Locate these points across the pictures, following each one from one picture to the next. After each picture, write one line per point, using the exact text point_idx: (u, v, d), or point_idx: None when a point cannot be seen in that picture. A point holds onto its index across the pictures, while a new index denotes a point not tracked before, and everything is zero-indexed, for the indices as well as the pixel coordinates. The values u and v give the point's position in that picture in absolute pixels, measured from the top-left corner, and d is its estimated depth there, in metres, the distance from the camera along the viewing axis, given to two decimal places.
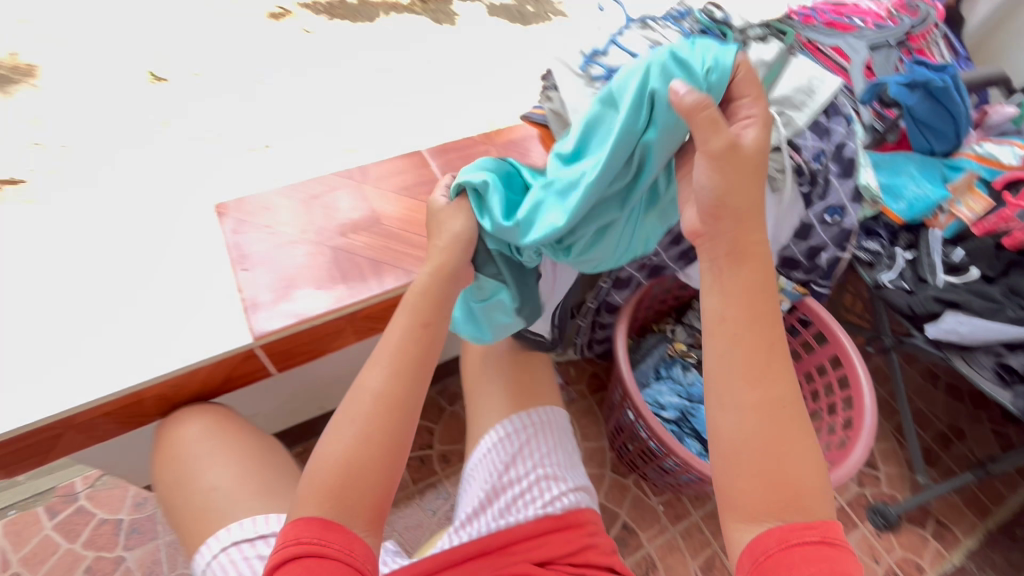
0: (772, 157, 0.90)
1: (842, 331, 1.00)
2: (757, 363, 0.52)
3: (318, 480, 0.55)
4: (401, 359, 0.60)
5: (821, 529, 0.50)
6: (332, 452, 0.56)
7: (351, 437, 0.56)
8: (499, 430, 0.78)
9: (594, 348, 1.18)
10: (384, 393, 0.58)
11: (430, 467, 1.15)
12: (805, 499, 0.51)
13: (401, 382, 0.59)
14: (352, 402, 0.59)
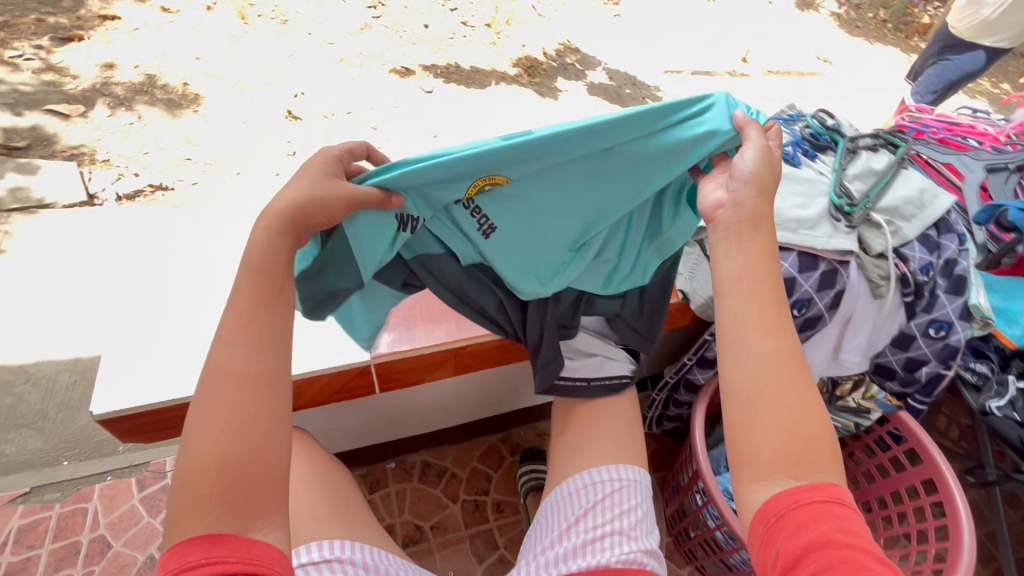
0: (877, 264, 0.90)
1: (940, 453, 0.94)
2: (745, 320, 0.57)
3: (194, 487, 0.49)
4: (262, 334, 0.55)
5: (827, 490, 0.53)
6: (213, 445, 0.50)
7: (231, 425, 0.51)
8: (569, 484, 0.78)
9: (663, 423, 1.17)
10: (260, 372, 0.54)
11: (483, 514, 1.15)
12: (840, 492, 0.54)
13: (267, 361, 0.55)
14: (213, 388, 0.53)
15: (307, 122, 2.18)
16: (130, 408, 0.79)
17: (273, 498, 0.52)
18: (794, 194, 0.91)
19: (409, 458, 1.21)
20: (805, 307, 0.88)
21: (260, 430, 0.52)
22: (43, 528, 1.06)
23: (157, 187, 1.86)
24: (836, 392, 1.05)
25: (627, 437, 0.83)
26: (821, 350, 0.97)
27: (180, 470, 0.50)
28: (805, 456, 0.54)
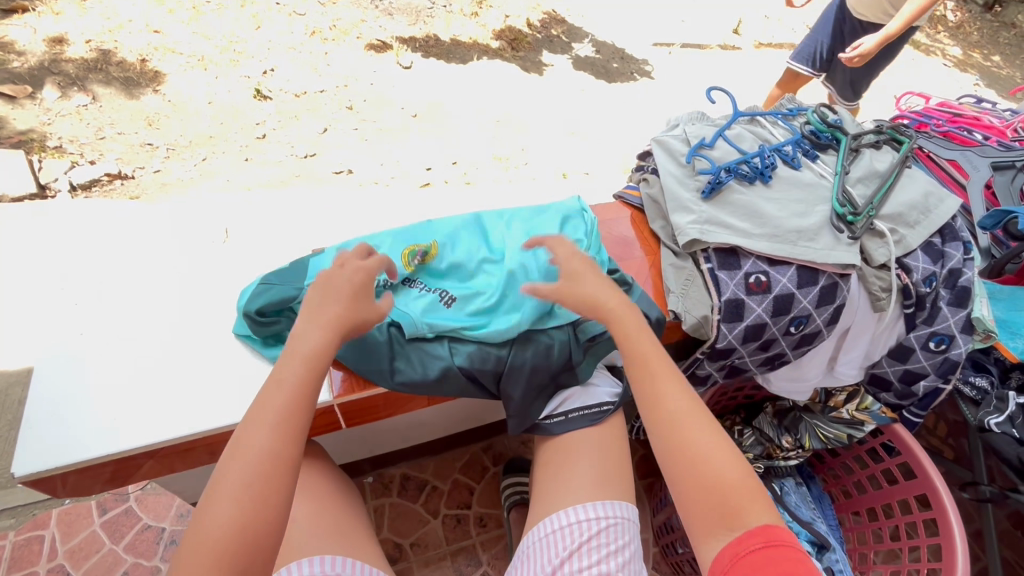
0: (878, 275, 0.85)
1: (934, 467, 0.91)
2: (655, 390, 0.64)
3: (201, 554, 0.48)
4: (297, 415, 0.56)
5: (760, 535, 0.53)
6: (221, 513, 0.50)
7: (243, 496, 0.51)
8: (553, 522, 0.73)
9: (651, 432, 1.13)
10: (280, 449, 0.54)
11: (465, 529, 1.11)
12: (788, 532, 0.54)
13: (291, 438, 0.55)
14: (234, 455, 0.53)
15: (277, 103, 2.04)
16: (55, 469, 0.67)
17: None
18: (794, 201, 0.85)
19: (387, 471, 1.16)
20: (803, 323, 0.83)
21: (269, 508, 0.51)
22: None
23: (115, 175, 1.70)
24: (829, 402, 1.02)
25: (616, 465, 0.78)
26: (816, 363, 0.92)
27: (188, 535, 0.50)
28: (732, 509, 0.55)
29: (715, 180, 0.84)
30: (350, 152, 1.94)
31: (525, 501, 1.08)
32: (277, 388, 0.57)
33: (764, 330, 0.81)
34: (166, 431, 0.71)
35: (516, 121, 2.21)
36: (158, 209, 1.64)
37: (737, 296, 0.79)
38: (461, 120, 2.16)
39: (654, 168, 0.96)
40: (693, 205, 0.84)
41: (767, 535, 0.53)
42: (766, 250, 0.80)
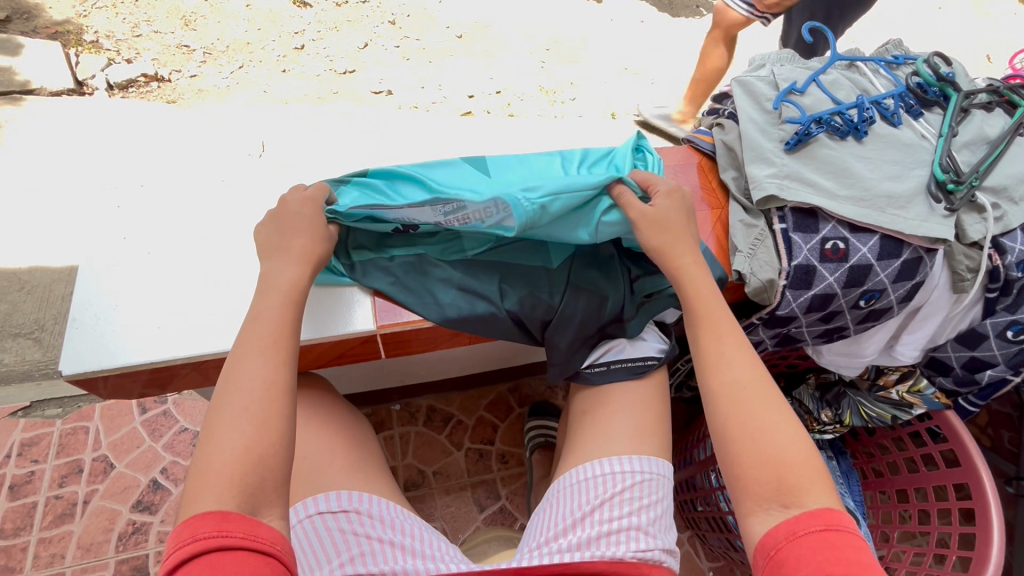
0: (967, 254, 0.77)
1: (982, 458, 0.87)
2: (713, 354, 0.62)
3: (212, 477, 0.48)
4: (285, 343, 0.57)
5: (822, 516, 0.51)
6: (232, 442, 0.50)
7: (250, 424, 0.51)
8: (584, 471, 0.73)
9: (683, 390, 1.11)
10: (275, 377, 0.54)
11: (486, 463, 1.13)
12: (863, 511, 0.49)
13: (282, 367, 0.55)
14: (228, 391, 0.53)
15: (317, 11, 1.92)
16: (100, 370, 0.68)
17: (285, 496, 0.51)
18: (888, 162, 0.76)
19: (414, 401, 1.17)
20: (874, 298, 0.77)
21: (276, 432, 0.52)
22: (46, 443, 1.05)
23: (151, 76, 1.64)
24: (879, 381, 0.96)
25: (655, 423, 0.76)
26: (876, 340, 0.86)
27: (196, 471, 0.49)
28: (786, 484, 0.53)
29: (804, 131, 0.75)
30: (390, 72, 1.84)
31: (549, 444, 1.08)
32: (259, 324, 0.57)
33: (831, 301, 0.75)
34: (206, 342, 0.71)
35: (568, 51, 2.06)
36: (194, 117, 1.59)
37: (809, 262, 0.73)
38: (509, 44, 2.01)
39: (730, 112, 0.87)
40: (774, 157, 0.76)
41: (829, 519, 0.50)
42: (850, 214, 0.73)
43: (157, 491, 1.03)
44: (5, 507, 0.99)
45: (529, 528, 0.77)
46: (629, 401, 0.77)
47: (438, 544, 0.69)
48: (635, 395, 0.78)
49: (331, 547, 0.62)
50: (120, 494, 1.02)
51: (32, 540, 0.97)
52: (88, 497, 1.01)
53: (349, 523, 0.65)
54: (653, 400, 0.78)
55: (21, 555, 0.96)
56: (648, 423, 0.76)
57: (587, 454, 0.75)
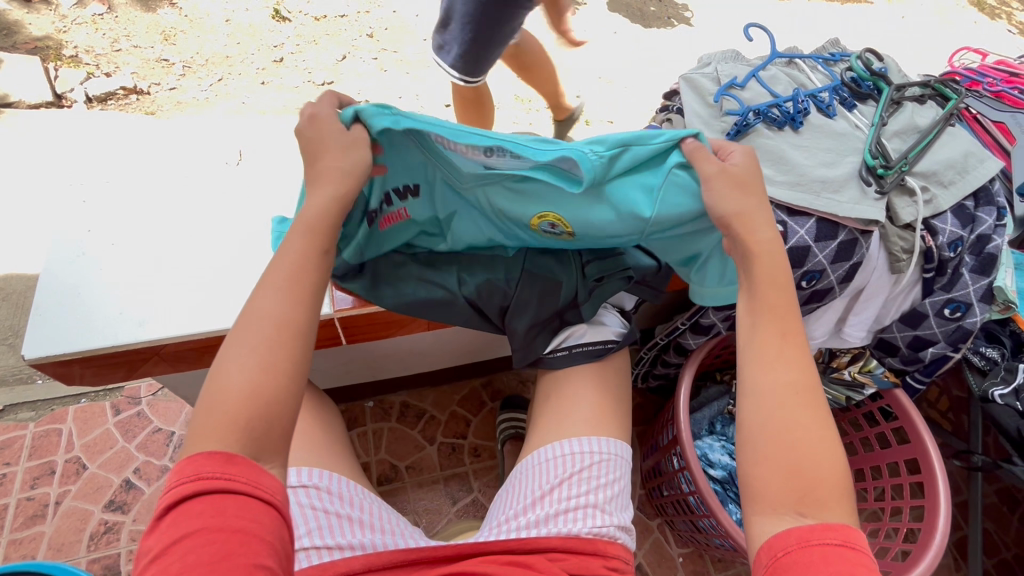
0: (902, 236, 0.81)
1: (929, 433, 0.91)
2: (783, 350, 0.59)
3: (216, 413, 0.48)
4: (301, 284, 0.54)
5: (841, 532, 0.50)
6: (237, 374, 0.49)
7: (256, 364, 0.50)
8: (545, 452, 0.75)
9: (649, 380, 1.14)
10: (289, 319, 0.52)
11: (459, 457, 1.15)
12: (821, 490, 0.52)
13: (297, 308, 0.53)
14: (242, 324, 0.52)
15: (296, 25, 1.96)
16: (66, 354, 0.70)
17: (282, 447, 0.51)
18: (823, 150, 0.81)
19: (388, 397, 1.19)
20: (815, 279, 0.81)
21: (280, 380, 0.50)
22: (18, 446, 1.06)
23: (130, 89, 1.67)
24: (832, 363, 1.00)
25: (612, 404, 0.80)
26: (824, 322, 0.90)
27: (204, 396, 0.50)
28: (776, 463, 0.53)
29: (743, 122, 0.80)
30: (368, 82, 1.88)
31: (519, 435, 1.10)
32: (284, 256, 0.55)
33: None
34: (171, 329, 0.74)
35: None
36: (172, 128, 1.62)
37: None
38: None
39: (679, 108, 0.91)
40: None
41: (850, 540, 0.50)
42: (786, 198, 0.77)
43: (130, 490, 1.04)
44: None
45: (494, 509, 0.79)
46: (589, 384, 0.80)
47: (396, 521, 0.72)
48: (594, 379, 0.80)
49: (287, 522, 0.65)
50: (92, 494, 1.03)
51: (3, 541, 0.97)
52: (60, 498, 1.02)
53: (308, 498, 0.67)
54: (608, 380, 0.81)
55: None
56: (605, 403, 0.79)
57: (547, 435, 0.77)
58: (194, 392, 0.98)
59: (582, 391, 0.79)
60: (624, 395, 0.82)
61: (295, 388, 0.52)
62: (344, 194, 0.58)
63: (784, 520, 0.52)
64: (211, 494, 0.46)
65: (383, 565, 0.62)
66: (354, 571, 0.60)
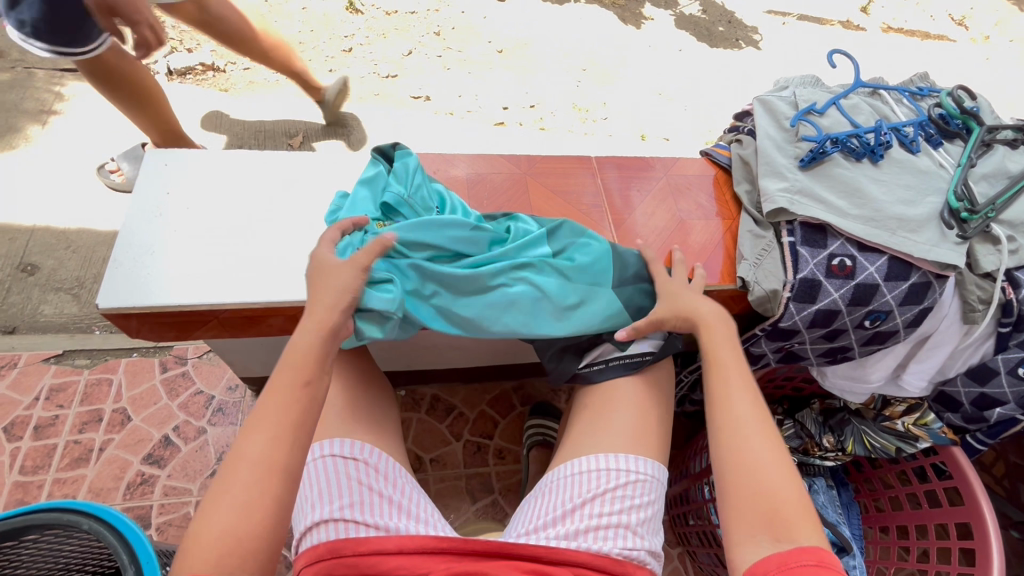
0: (979, 284, 0.77)
1: (986, 497, 0.84)
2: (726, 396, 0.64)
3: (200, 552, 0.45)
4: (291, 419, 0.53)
5: (817, 554, 0.50)
6: (217, 525, 0.46)
7: (238, 510, 0.47)
8: (580, 464, 0.74)
9: (685, 404, 1.12)
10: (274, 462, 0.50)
11: (483, 457, 1.15)
12: (784, 511, 0.54)
13: (287, 448, 0.51)
14: (228, 472, 0.49)
15: (367, 18, 2.02)
16: (133, 307, 0.73)
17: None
18: (902, 186, 0.77)
19: (419, 389, 1.20)
20: (880, 319, 0.76)
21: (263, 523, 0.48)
22: (72, 391, 1.12)
23: (208, 66, 1.75)
24: (885, 411, 0.95)
25: (653, 424, 0.77)
26: (882, 366, 0.86)
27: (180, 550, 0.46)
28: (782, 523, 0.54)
29: (819, 149, 0.77)
30: (430, 79, 1.92)
31: (546, 443, 1.09)
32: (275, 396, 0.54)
33: (835, 318, 0.75)
34: (225, 295, 0.76)
35: (603, 73, 2.11)
36: (242, 106, 1.68)
37: (814, 276, 0.74)
38: (546, 63, 2.07)
39: (751, 129, 0.89)
40: (787, 172, 0.78)
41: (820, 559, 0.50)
42: (859, 232, 0.74)
43: (168, 447, 1.08)
44: (28, 445, 1.05)
45: (518, 514, 0.78)
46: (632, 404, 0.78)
47: (428, 509, 0.74)
48: (637, 400, 0.78)
49: (337, 489, 0.68)
50: (133, 446, 1.07)
51: (49, 479, 1.02)
52: (104, 446, 1.06)
53: (356, 471, 0.70)
54: (649, 397, 0.79)
55: (37, 492, 1.01)
56: (645, 422, 0.77)
57: (583, 447, 0.76)
58: (239, 360, 1.02)
59: (625, 411, 0.77)
60: (667, 419, 0.79)
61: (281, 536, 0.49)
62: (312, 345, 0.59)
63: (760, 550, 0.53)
64: None
65: (414, 547, 0.62)
66: (388, 548, 0.61)
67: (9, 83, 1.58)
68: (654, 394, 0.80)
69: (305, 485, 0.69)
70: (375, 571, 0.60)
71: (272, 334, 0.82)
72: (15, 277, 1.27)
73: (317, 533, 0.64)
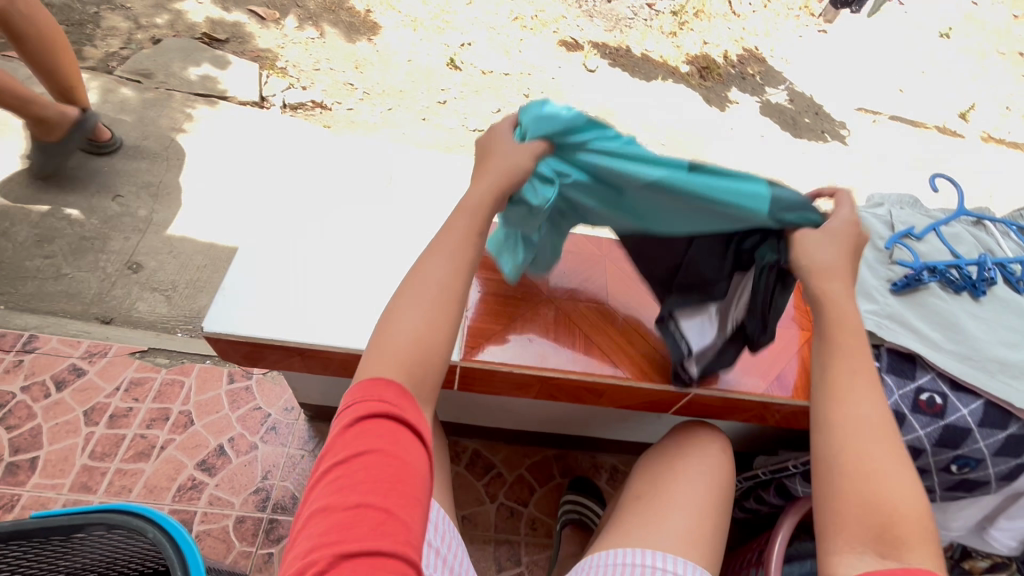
0: None
1: None
2: (843, 383, 0.56)
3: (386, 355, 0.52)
4: (460, 260, 0.58)
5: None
6: (408, 326, 0.54)
7: (424, 322, 0.54)
8: (626, 556, 0.69)
9: (735, 510, 1.06)
10: (444, 285, 0.56)
11: (516, 524, 1.12)
12: (900, 529, 0.49)
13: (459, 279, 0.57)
14: (416, 283, 0.56)
15: (464, 75, 2.17)
16: (224, 334, 0.79)
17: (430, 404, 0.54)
18: (1005, 327, 0.73)
19: (462, 441, 1.20)
20: (969, 466, 0.71)
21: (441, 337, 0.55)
22: (148, 386, 1.20)
23: (317, 103, 1.93)
24: (963, 564, 0.86)
25: (707, 530, 0.73)
26: (965, 516, 0.78)
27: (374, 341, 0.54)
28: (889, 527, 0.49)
29: (914, 276, 0.75)
30: None
31: (581, 523, 1.06)
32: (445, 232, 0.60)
33: (917, 457, 0.71)
34: (306, 333, 0.81)
35: (681, 149, 2.14)
36: (340, 144, 1.83)
37: (899, 408, 0.70)
38: (628, 133, 2.13)
39: None
40: (877, 294, 0.76)
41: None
42: (953, 370, 0.70)
43: (220, 456, 1.13)
44: (101, 432, 1.13)
45: None
46: (692, 509, 0.74)
47: (465, 571, 0.72)
48: (700, 508, 0.75)
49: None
50: (190, 449, 1.13)
51: (111, 467, 1.09)
52: (165, 444, 1.13)
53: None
54: (707, 503, 0.76)
55: (99, 478, 1.08)
56: (699, 528, 0.73)
57: (632, 537, 0.72)
58: (301, 386, 1.07)
59: (685, 514, 0.74)
60: (724, 538, 0.75)
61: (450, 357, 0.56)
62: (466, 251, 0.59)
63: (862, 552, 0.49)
64: (373, 429, 0.47)
65: None
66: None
67: (151, 101, 1.80)
68: (708, 501, 0.76)
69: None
70: None
71: (338, 373, 0.86)
72: (123, 273, 1.40)
73: None
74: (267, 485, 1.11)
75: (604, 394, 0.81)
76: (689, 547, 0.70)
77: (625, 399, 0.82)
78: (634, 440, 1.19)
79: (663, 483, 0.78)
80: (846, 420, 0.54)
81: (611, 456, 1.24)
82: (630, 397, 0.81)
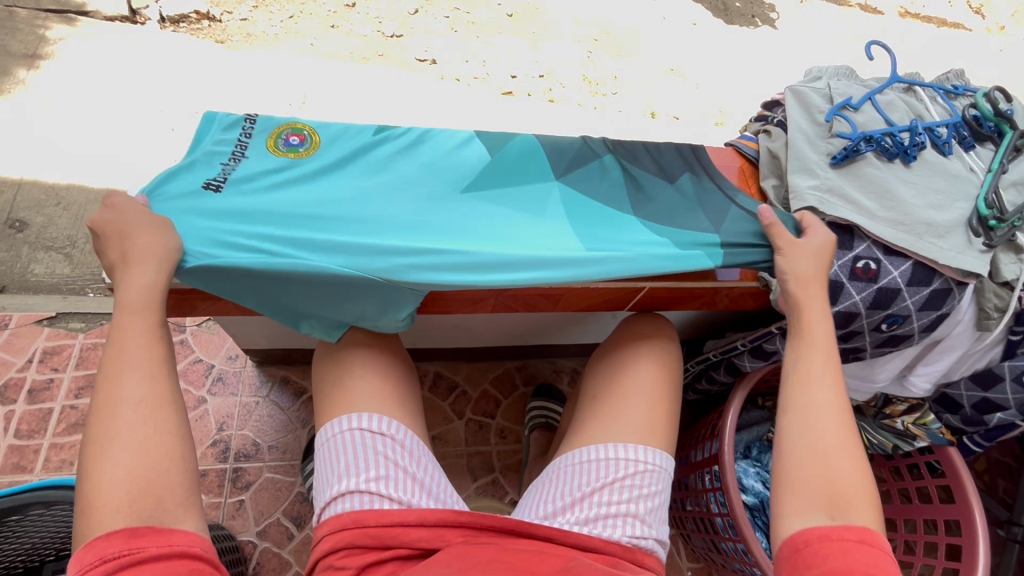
0: (998, 293, 0.76)
1: (977, 496, 0.86)
2: (808, 373, 0.66)
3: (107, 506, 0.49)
4: (149, 362, 0.57)
5: (860, 532, 0.54)
6: (120, 466, 0.50)
7: (144, 452, 0.52)
8: (589, 451, 0.73)
9: (688, 392, 1.13)
10: (151, 395, 0.55)
11: (485, 436, 1.15)
12: (844, 496, 0.57)
13: (163, 384, 0.56)
14: (110, 427, 0.52)
15: None
16: None
17: (190, 510, 0.52)
18: (933, 190, 0.76)
19: (422, 365, 1.19)
20: (897, 323, 0.77)
21: (164, 451, 0.53)
22: (66, 354, 1.09)
23: (203, 14, 1.62)
24: (885, 410, 0.96)
25: (664, 415, 0.77)
26: (888, 368, 0.86)
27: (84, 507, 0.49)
28: (839, 501, 0.57)
29: (852, 148, 0.76)
30: (438, 41, 1.82)
31: (548, 425, 1.10)
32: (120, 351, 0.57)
33: (853, 319, 0.75)
34: None
35: (616, 44, 2.02)
36: (238, 62, 1.59)
37: (838, 278, 0.74)
38: (559, 29, 1.98)
39: (780, 120, 0.87)
40: (818, 169, 0.77)
41: (867, 535, 0.54)
42: (887, 236, 0.73)
43: None
44: (23, 409, 1.03)
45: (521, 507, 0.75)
46: (646, 396, 0.78)
47: (449, 489, 0.72)
48: (653, 393, 0.78)
49: (360, 462, 0.67)
50: None
51: (45, 444, 1.01)
52: None
53: (383, 447, 0.69)
54: (664, 390, 0.79)
55: (33, 457, 1.00)
56: (657, 417, 0.76)
57: (592, 433, 0.75)
58: (241, 332, 0.99)
59: (640, 402, 0.77)
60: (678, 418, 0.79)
61: (189, 464, 0.54)
62: (157, 359, 0.58)
63: (809, 520, 0.57)
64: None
65: (434, 522, 0.61)
66: (409, 521, 0.61)
67: None
68: (661, 387, 0.79)
69: (327, 459, 0.69)
70: (398, 541, 0.60)
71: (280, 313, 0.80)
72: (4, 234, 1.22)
73: (339, 504, 0.64)
74: (226, 436, 1.07)
75: (555, 295, 0.79)
76: (647, 433, 0.74)
77: (579, 299, 0.82)
78: (591, 342, 1.22)
79: (617, 376, 0.81)
80: (805, 406, 0.63)
81: (570, 359, 1.27)
82: (583, 296, 0.80)
